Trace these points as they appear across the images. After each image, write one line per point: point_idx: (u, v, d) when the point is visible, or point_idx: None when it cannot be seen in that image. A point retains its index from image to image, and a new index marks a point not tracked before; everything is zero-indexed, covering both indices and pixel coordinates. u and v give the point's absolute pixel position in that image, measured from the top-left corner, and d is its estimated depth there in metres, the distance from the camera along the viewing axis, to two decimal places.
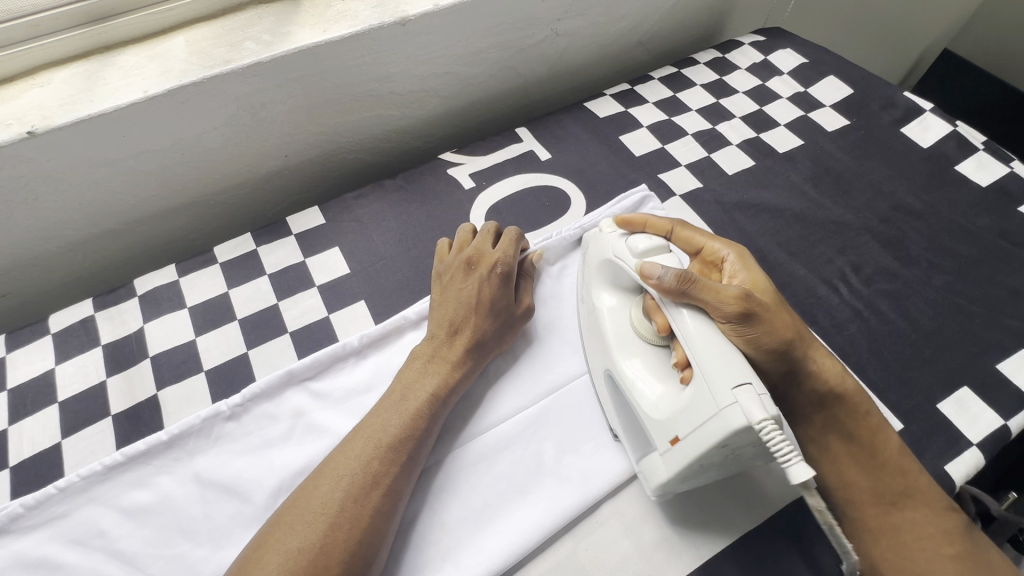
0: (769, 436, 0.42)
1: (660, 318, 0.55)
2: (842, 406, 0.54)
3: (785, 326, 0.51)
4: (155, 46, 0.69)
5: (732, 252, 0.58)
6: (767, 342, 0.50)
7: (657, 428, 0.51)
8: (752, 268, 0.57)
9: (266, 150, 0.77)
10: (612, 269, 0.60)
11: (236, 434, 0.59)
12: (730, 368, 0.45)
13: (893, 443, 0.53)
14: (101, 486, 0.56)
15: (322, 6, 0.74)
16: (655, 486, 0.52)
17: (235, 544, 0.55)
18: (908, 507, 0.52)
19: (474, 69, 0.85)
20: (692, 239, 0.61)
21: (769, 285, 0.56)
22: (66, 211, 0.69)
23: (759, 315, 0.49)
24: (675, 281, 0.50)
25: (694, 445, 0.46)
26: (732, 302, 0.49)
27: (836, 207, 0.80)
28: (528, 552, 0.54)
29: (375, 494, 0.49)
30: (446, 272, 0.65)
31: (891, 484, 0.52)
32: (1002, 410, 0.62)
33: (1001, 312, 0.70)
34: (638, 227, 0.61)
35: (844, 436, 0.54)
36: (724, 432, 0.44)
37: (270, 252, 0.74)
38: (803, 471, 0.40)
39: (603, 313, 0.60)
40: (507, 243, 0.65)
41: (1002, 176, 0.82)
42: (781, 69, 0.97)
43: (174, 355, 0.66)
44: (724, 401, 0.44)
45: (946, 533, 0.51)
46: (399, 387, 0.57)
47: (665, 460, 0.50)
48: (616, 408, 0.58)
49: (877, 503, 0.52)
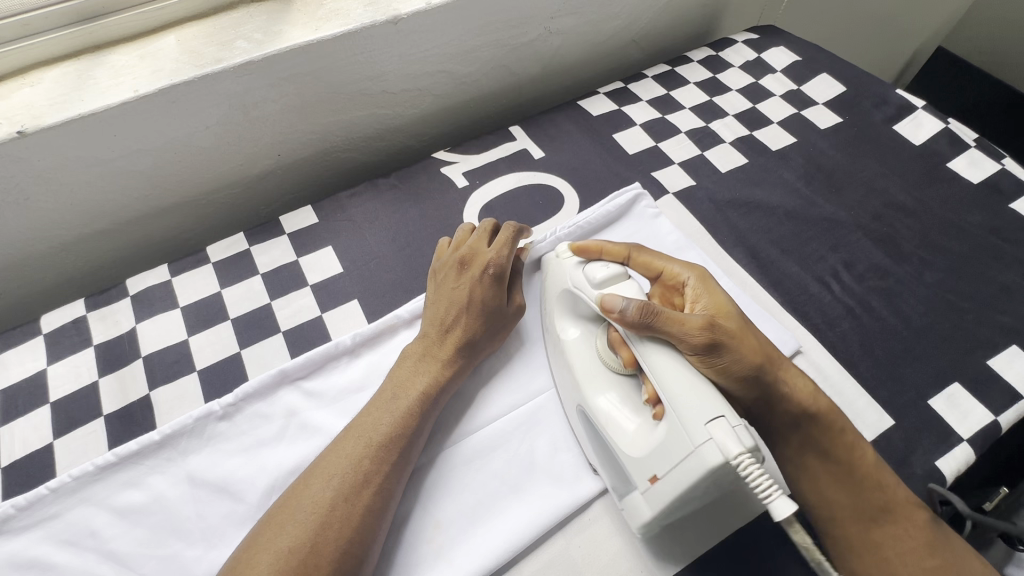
0: (748, 471, 0.42)
1: (626, 353, 0.55)
2: (812, 424, 0.53)
3: (751, 351, 0.52)
4: (147, 45, 0.69)
5: (693, 275, 0.58)
6: (734, 370, 0.51)
7: (634, 466, 0.50)
8: (715, 292, 0.57)
9: (258, 149, 0.77)
10: (571, 297, 0.60)
11: (229, 434, 0.59)
12: (703, 403, 0.45)
13: (870, 457, 0.53)
14: (93, 487, 0.56)
15: (314, 5, 0.74)
16: (639, 526, 0.51)
17: (227, 543, 0.54)
18: (889, 522, 0.52)
19: (468, 67, 0.85)
20: (649, 262, 0.62)
21: (733, 307, 0.56)
22: (58, 211, 0.69)
23: (724, 343, 0.50)
24: (637, 313, 0.50)
25: (677, 483, 0.46)
26: (697, 333, 0.49)
27: (829, 205, 0.80)
28: (520, 550, 0.54)
29: (367, 492, 0.50)
30: (440, 270, 0.65)
31: (871, 499, 0.52)
32: (993, 406, 0.62)
33: (993, 308, 0.70)
34: (594, 253, 0.61)
35: (822, 456, 0.53)
36: (701, 471, 0.44)
37: (263, 252, 0.74)
38: (785, 504, 0.40)
39: (569, 346, 0.60)
40: (502, 243, 0.64)
41: (994, 172, 0.82)
42: (775, 67, 0.98)
43: (167, 354, 0.66)
44: (700, 438, 0.44)
45: (927, 545, 0.51)
46: (391, 387, 0.57)
47: (646, 498, 0.49)
48: (593, 444, 0.57)
49: (858, 521, 0.52)
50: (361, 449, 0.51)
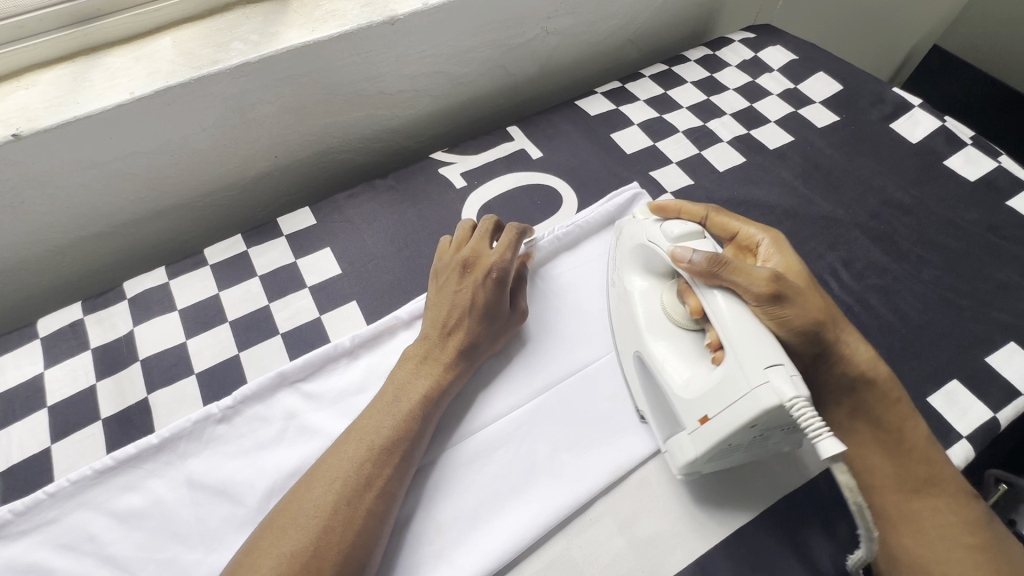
0: (801, 414, 0.44)
1: (693, 300, 0.56)
2: (868, 391, 0.54)
3: (815, 308, 0.52)
4: (142, 47, 0.69)
5: (767, 236, 0.60)
6: (797, 323, 0.51)
7: (686, 408, 0.52)
8: (786, 251, 0.59)
9: (255, 151, 0.77)
10: (645, 252, 0.62)
11: (228, 436, 0.59)
12: (764, 350, 0.47)
13: (921, 432, 0.54)
14: (91, 490, 0.56)
15: (310, 6, 0.73)
16: (683, 465, 0.54)
17: (227, 547, 0.54)
18: (929, 495, 0.52)
19: (465, 67, 0.85)
20: (726, 224, 0.63)
21: (802, 267, 0.58)
22: (54, 213, 0.68)
23: (789, 296, 0.51)
24: (707, 263, 0.52)
25: (723, 423, 0.48)
26: (762, 283, 0.51)
27: (826, 203, 0.81)
28: (522, 550, 0.54)
29: (368, 496, 0.49)
30: (443, 272, 0.64)
31: (915, 470, 0.52)
32: (991, 403, 0.63)
33: (991, 305, 0.70)
34: (673, 213, 0.64)
35: (872, 423, 0.54)
36: (755, 411, 0.46)
37: (260, 254, 0.74)
38: (834, 445, 0.42)
39: (633, 295, 0.62)
40: (506, 245, 0.64)
41: (990, 170, 0.83)
42: (771, 66, 0.98)
43: (164, 358, 0.65)
44: (757, 380, 0.46)
45: (966, 523, 0.51)
46: (391, 390, 0.57)
47: (693, 439, 0.51)
48: (647, 391, 0.59)
49: (898, 490, 0.52)
50: (363, 452, 0.51)
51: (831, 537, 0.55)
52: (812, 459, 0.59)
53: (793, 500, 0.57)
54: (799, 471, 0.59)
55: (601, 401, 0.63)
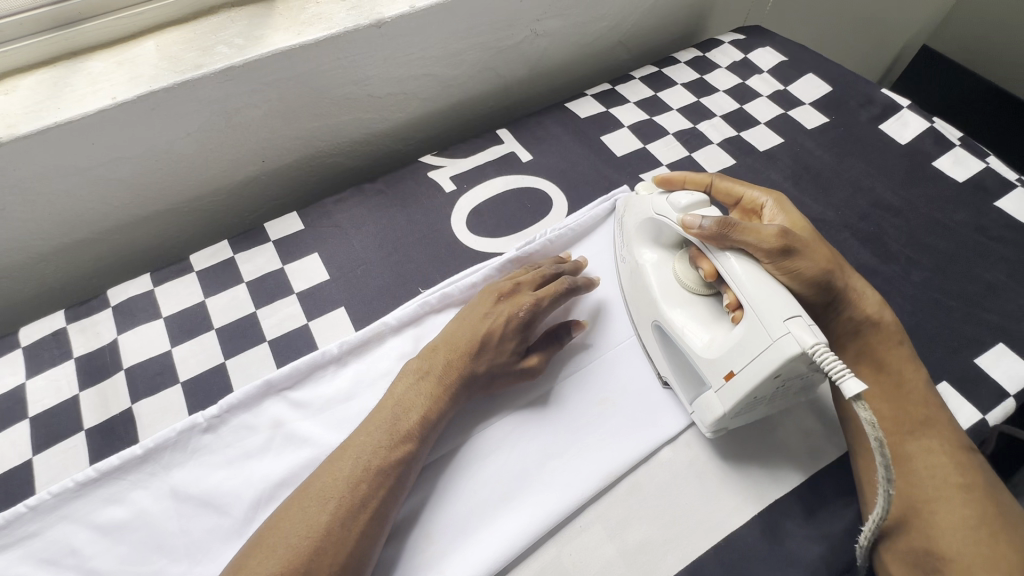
0: (824, 358, 0.45)
1: (706, 266, 0.56)
2: (873, 334, 0.59)
3: (822, 259, 0.56)
4: (124, 51, 0.68)
5: (771, 199, 0.63)
6: (807, 273, 0.54)
7: (710, 367, 0.54)
8: (789, 211, 0.63)
9: (243, 155, 0.76)
10: (654, 225, 0.63)
11: (214, 446, 0.58)
12: (782, 303, 0.49)
13: (920, 378, 0.57)
14: (74, 503, 0.55)
15: (296, 9, 0.73)
16: (710, 423, 0.56)
17: (212, 559, 0.53)
18: (923, 436, 0.54)
19: (454, 70, 0.85)
20: (730, 190, 0.65)
21: (806, 225, 0.62)
22: (35, 220, 0.67)
23: (798, 250, 0.54)
24: (715, 226, 0.53)
25: (750, 376, 0.49)
26: (771, 239, 0.52)
27: (816, 205, 0.81)
28: (513, 559, 0.53)
29: (362, 516, 0.48)
30: (487, 290, 0.65)
31: (911, 411, 0.55)
32: (980, 404, 0.63)
33: (979, 306, 0.70)
34: (677, 184, 0.66)
35: (875, 366, 0.58)
36: (779, 360, 0.47)
37: (247, 260, 0.73)
38: (856, 383, 0.43)
39: (646, 268, 0.63)
40: (548, 292, 0.64)
41: (978, 171, 0.83)
42: (762, 67, 0.98)
43: (149, 366, 0.64)
44: (778, 332, 0.48)
45: (957, 464, 0.52)
46: (391, 404, 0.56)
47: (720, 396, 0.53)
48: (665, 356, 0.61)
49: (893, 429, 0.55)
50: (357, 472, 0.50)
51: (825, 543, 0.55)
52: (804, 460, 0.59)
53: (783, 502, 0.57)
54: (790, 474, 0.59)
55: (591, 405, 0.63)
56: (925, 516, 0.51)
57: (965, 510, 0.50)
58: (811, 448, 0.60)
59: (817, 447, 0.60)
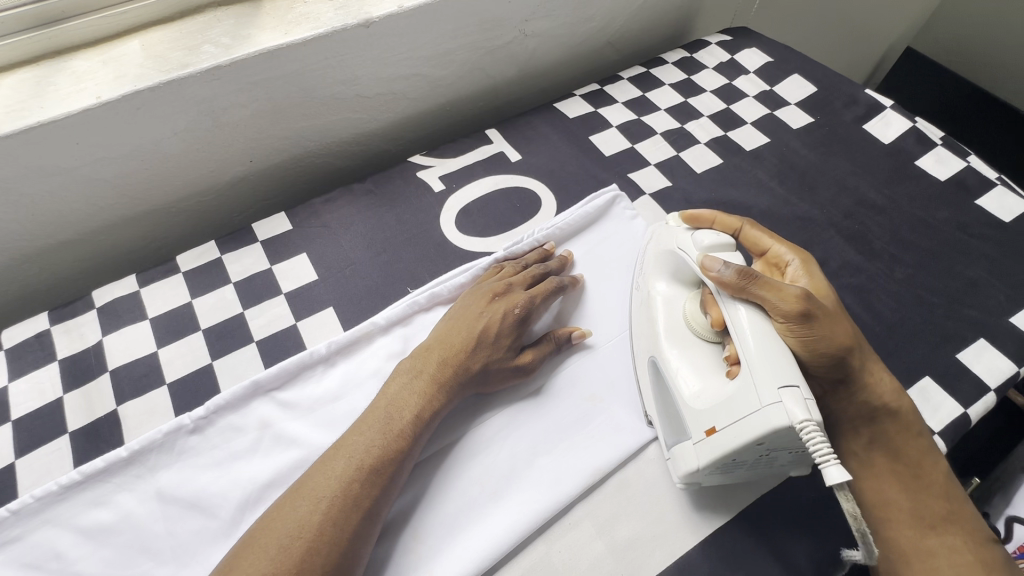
0: (810, 437, 0.44)
1: (715, 313, 0.55)
2: (890, 423, 0.56)
3: (842, 335, 0.53)
4: (109, 50, 0.67)
5: (797, 258, 0.62)
6: (823, 347, 0.52)
7: (693, 418, 0.53)
8: (814, 275, 0.61)
9: (230, 156, 0.76)
10: (674, 259, 0.62)
11: (201, 448, 0.58)
12: (781, 369, 0.47)
13: (941, 469, 0.55)
14: (57, 506, 0.54)
15: (283, 8, 0.72)
16: (683, 475, 0.54)
17: (199, 561, 0.53)
18: (945, 531, 0.53)
19: (443, 70, 0.85)
20: (757, 240, 0.65)
21: (830, 293, 0.59)
22: (18, 221, 0.66)
23: (819, 318, 0.51)
24: (736, 276, 0.52)
25: (732, 437, 0.49)
26: (792, 301, 0.51)
27: (802, 204, 0.82)
28: (502, 555, 0.53)
29: (355, 515, 0.48)
30: (479, 289, 0.66)
31: (931, 506, 0.54)
32: (962, 399, 0.64)
33: (961, 302, 0.72)
34: (705, 222, 0.65)
35: (892, 456, 0.56)
36: (765, 429, 0.46)
37: (235, 260, 0.73)
38: (839, 471, 0.42)
39: (657, 301, 0.62)
40: (542, 291, 0.65)
41: (960, 169, 0.84)
42: (748, 68, 0.99)
43: (135, 367, 0.64)
44: (768, 400, 0.47)
45: (982, 563, 0.51)
46: (384, 405, 0.55)
47: (698, 449, 0.52)
48: (656, 393, 0.60)
49: (914, 525, 0.53)
50: (350, 471, 0.50)
51: (810, 538, 0.56)
52: None
53: (770, 498, 0.58)
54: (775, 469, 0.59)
55: (579, 402, 0.63)
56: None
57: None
58: None
59: None
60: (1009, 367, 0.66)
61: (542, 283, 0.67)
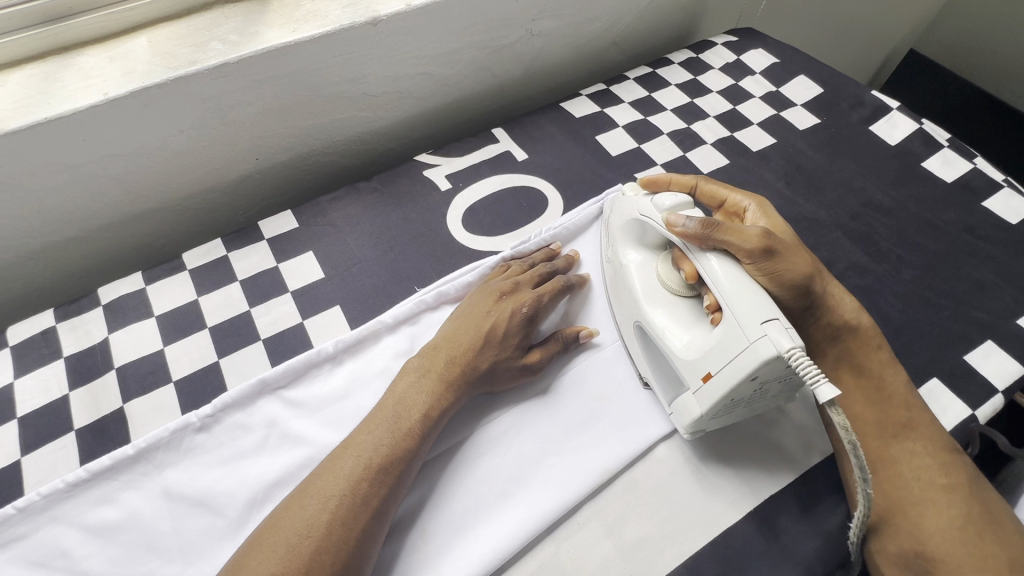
0: (800, 362, 0.45)
1: (688, 267, 0.56)
2: (851, 337, 0.59)
3: (802, 264, 0.55)
4: (117, 46, 0.67)
5: (753, 202, 0.64)
6: (787, 277, 0.54)
7: (687, 368, 0.54)
8: (771, 215, 0.63)
9: (236, 153, 0.76)
10: (637, 227, 0.62)
11: (208, 446, 0.58)
12: (758, 307, 0.48)
13: (901, 379, 0.58)
14: (64, 504, 0.54)
15: (290, 6, 0.72)
16: (688, 424, 0.55)
17: (206, 560, 0.53)
18: (907, 438, 0.55)
19: (449, 69, 0.85)
20: (714, 193, 0.66)
21: (788, 230, 0.62)
22: (24, 217, 0.66)
23: (779, 252, 0.53)
24: (699, 227, 0.53)
25: (729, 375, 0.49)
26: (753, 239, 0.52)
27: (809, 205, 0.82)
28: (512, 555, 0.53)
29: (364, 515, 0.48)
30: (483, 289, 0.65)
31: (894, 415, 0.56)
32: (970, 401, 0.64)
33: (969, 304, 0.72)
34: (663, 185, 0.67)
35: (857, 372, 0.59)
36: (755, 364, 0.47)
37: (241, 258, 0.72)
38: (831, 389, 0.43)
39: (631, 269, 0.62)
40: (550, 291, 0.65)
41: (966, 172, 0.84)
42: (754, 69, 0.99)
43: (141, 365, 0.63)
44: (754, 335, 0.47)
45: (941, 466, 0.53)
46: (391, 404, 0.55)
47: (698, 396, 0.53)
48: (646, 355, 0.61)
49: (877, 435, 0.56)
50: (358, 471, 0.50)
51: (818, 535, 0.55)
52: (798, 454, 0.60)
53: (779, 498, 0.58)
54: (784, 467, 0.59)
55: (587, 402, 0.63)
56: (911, 519, 0.52)
57: (951, 511, 0.51)
58: (806, 436, 0.61)
59: (815, 438, 0.61)
60: (1017, 368, 0.66)
61: (549, 283, 0.66)
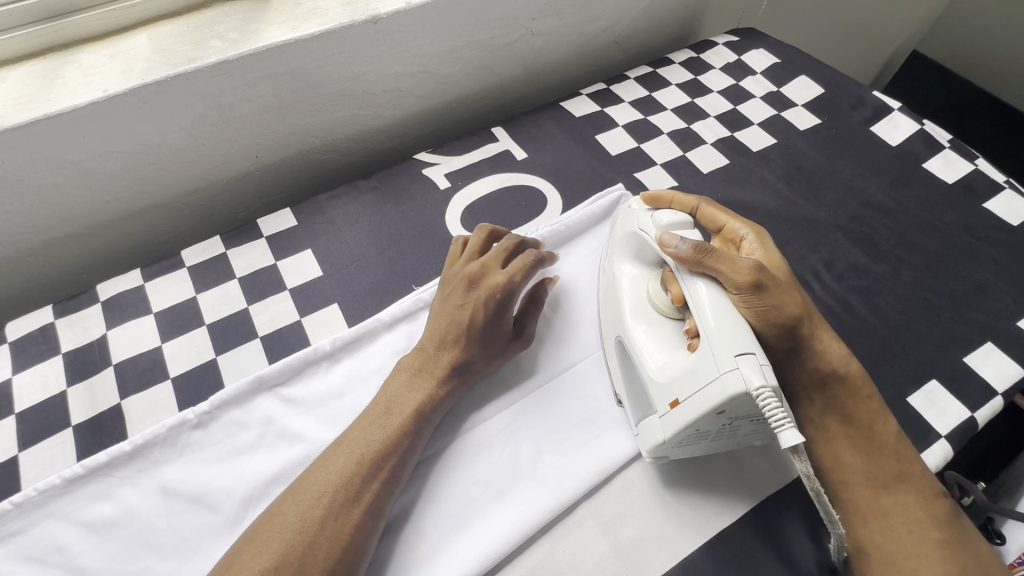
0: (767, 403, 0.45)
1: (675, 289, 0.56)
2: (841, 388, 0.56)
3: (792, 304, 0.53)
4: (118, 43, 0.67)
5: (752, 231, 0.62)
6: (772, 316, 0.52)
7: (658, 391, 0.53)
8: (768, 246, 0.61)
9: (236, 151, 0.76)
10: (636, 241, 0.62)
11: (205, 443, 0.58)
12: (736, 337, 0.48)
13: (892, 429, 0.55)
14: (60, 501, 0.54)
15: (291, 4, 0.72)
16: (651, 447, 0.54)
17: (201, 557, 0.53)
18: (898, 490, 0.53)
19: (449, 68, 0.85)
20: (714, 217, 0.65)
21: (784, 264, 0.59)
22: (24, 214, 0.66)
23: (770, 287, 0.52)
24: (692, 251, 0.52)
25: (693, 407, 0.49)
26: (744, 272, 0.51)
27: (809, 205, 0.81)
28: (505, 554, 0.53)
29: (356, 510, 0.48)
30: (449, 280, 0.62)
31: (884, 465, 0.54)
32: (969, 403, 0.63)
33: (968, 306, 0.71)
34: (665, 202, 0.65)
35: (845, 421, 0.56)
36: (721, 397, 0.46)
37: (240, 256, 0.73)
38: (794, 436, 0.43)
39: (623, 282, 0.62)
40: (518, 268, 0.61)
41: (967, 172, 0.84)
42: (755, 68, 0.99)
43: (139, 362, 0.64)
44: (726, 366, 0.47)
45: (933, 519, 0.52)
46: (384, 401, 0.55)
47: (663, 422, 0.52)
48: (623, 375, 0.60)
49: (868, 486, 0.53)
50: (351, 467, 0.50)
51: (812, 535, 0.56)
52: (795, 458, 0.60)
53: (777, 499, 0.57)
54: (781, 469, 0.59)
55: (584, 402, 0.63)
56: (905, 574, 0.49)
57: (945, 566, 0.49)
58: None
59: None
60: (1017, 371, 0.66)
61: (517, 258, 0.63)
